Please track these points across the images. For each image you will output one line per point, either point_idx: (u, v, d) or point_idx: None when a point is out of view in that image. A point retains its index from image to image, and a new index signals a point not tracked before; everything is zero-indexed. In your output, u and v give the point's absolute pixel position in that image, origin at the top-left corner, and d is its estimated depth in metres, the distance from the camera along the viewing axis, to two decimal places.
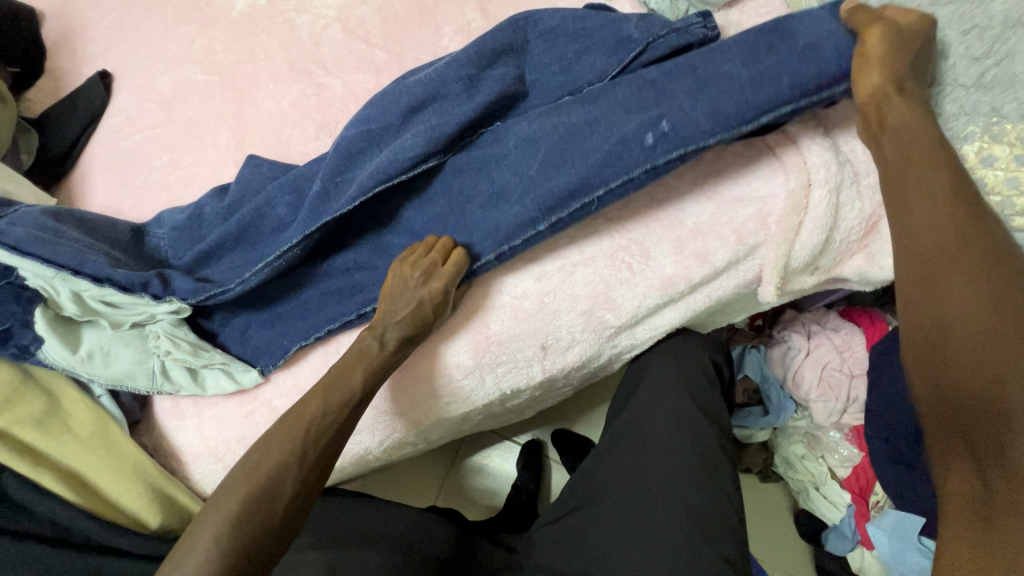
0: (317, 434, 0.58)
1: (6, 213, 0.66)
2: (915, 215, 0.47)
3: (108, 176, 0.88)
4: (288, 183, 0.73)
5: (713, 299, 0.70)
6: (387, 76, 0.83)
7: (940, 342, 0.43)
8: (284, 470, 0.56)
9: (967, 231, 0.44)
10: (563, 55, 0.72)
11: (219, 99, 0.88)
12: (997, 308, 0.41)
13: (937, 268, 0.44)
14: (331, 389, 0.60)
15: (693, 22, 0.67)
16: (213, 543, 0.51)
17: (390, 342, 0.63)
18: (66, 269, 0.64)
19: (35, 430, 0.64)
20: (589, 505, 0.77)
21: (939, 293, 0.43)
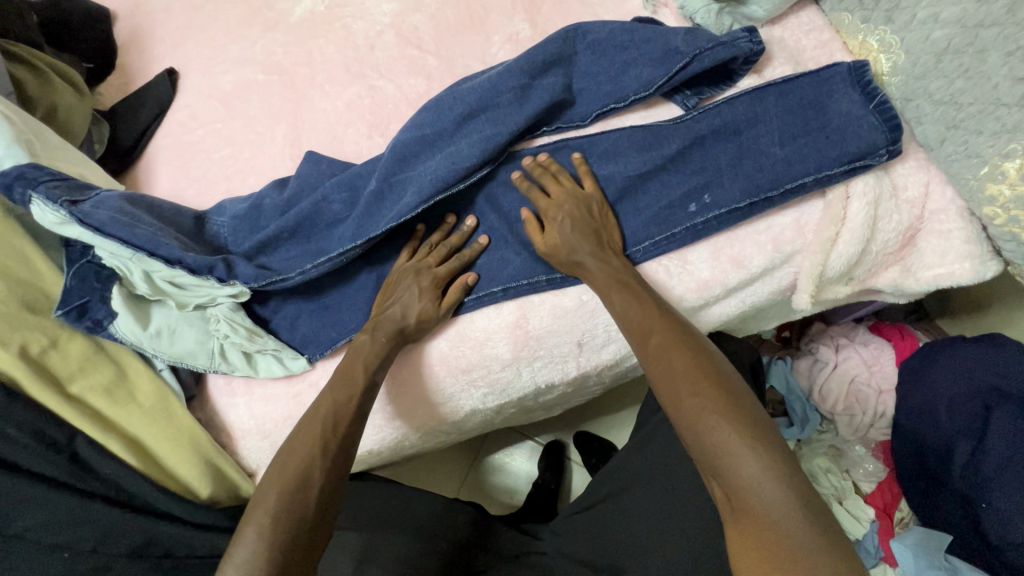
0: (333, 424, 0.61)
1: (89, 195, 0.71)
2: (625, 323, 0.62)
3: (172, 167, 0.93)
4: (345, 181, 0.78)
5: (747, 304, 0.72)
6: (437, 81, 0.87)
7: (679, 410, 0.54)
8: (309, 464, 0.59)
9: (668, 319, 0.60)
10: (610, 66, 0.76)
11: (278, 98, 0.93)
12: (703, 374, 0.54)
13: (668, 370, 0.56)
14: (339, 384, 0.64)
15: (740, 37, 0.70)
16: (258, 536, 0.54)
17: (381, 335, 0.68)
18: (141, 251, 0.68)
19: (105, 399, 0.68)
20: (615, 498, 0.79)
21: (663, 366, 0.56)
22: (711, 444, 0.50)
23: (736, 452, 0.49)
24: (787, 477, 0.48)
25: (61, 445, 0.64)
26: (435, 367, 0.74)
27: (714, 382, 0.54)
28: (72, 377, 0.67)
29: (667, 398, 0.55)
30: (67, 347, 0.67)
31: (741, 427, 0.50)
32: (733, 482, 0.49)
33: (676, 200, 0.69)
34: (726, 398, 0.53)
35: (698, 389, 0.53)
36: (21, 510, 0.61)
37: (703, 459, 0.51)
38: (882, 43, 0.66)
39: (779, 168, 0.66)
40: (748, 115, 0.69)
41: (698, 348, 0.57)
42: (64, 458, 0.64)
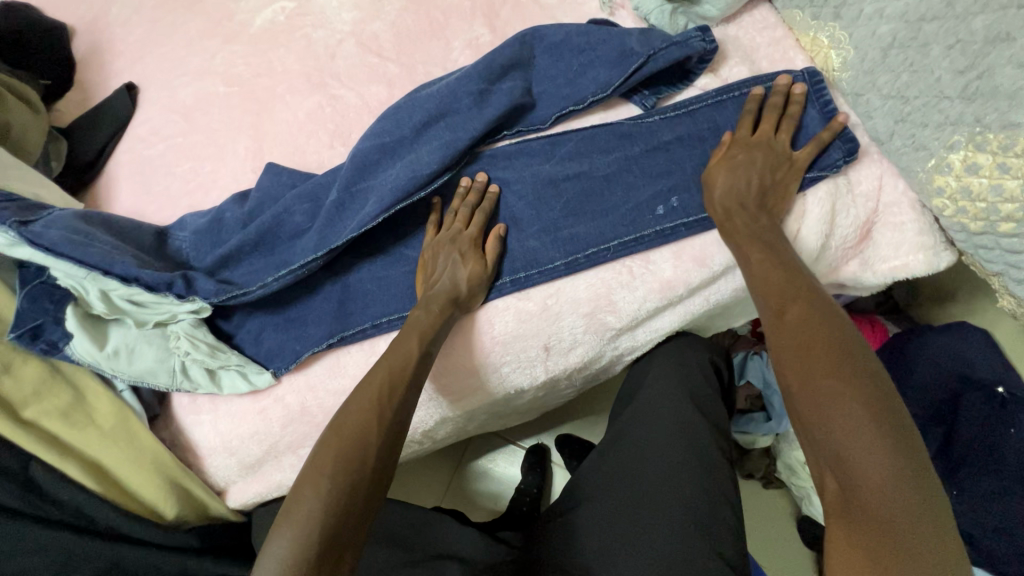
0: (391, 387, 0.61)
1: (41, 214, 0.69)
2: (762, 292, 0.57)
3: (133, 183, 0.92)
4: (305, 192, 0.77)
5: (712, 302, 0.72)
6: (398, 88, 0.87)
7: (795, 388, 0.50)
8: (368, 422, 0.58)
9: (796, 289, 0.55)
10: (568, 69, 0.76)
11: (239, 110, 0.92)
12: (820, 352, 0.50)
13: (797, 347, 0.51)
14: (394, 350, 0.64)
15: (692, 36, 0.69)
16: (319, 491, 0.53)
17: (432, 306, 0.67)
18: (96, 270, 0.67)
19: (61, 422, 0.66)
20: (592, 500, 0.77)
21: (789, 338, 0.52)
22: (829, 426, 0.46)
23: (861, 441, 0.44)
24: (918, 475, 0.43)
25: (15, 471, 0.63)
26: None
27: (840, 358, 0.49)
28: (26, 401, 0.65)
29: (790, 375, 0.50)
30: (21, 370, 0.66)
31: (861, 410, 0.45)
32: (848, 471, 0.44)
33: (643, 202, 0.71)
34: (868, 387, 0.47)
35: (817, 367, 0.49)
36: None
37: (820, 446, 0.47)
38: (832, 39, 0.67)
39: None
40: (702, 123, 0.72)
41: (830, 322, 0.52)
42: (19, 485, 0.63)
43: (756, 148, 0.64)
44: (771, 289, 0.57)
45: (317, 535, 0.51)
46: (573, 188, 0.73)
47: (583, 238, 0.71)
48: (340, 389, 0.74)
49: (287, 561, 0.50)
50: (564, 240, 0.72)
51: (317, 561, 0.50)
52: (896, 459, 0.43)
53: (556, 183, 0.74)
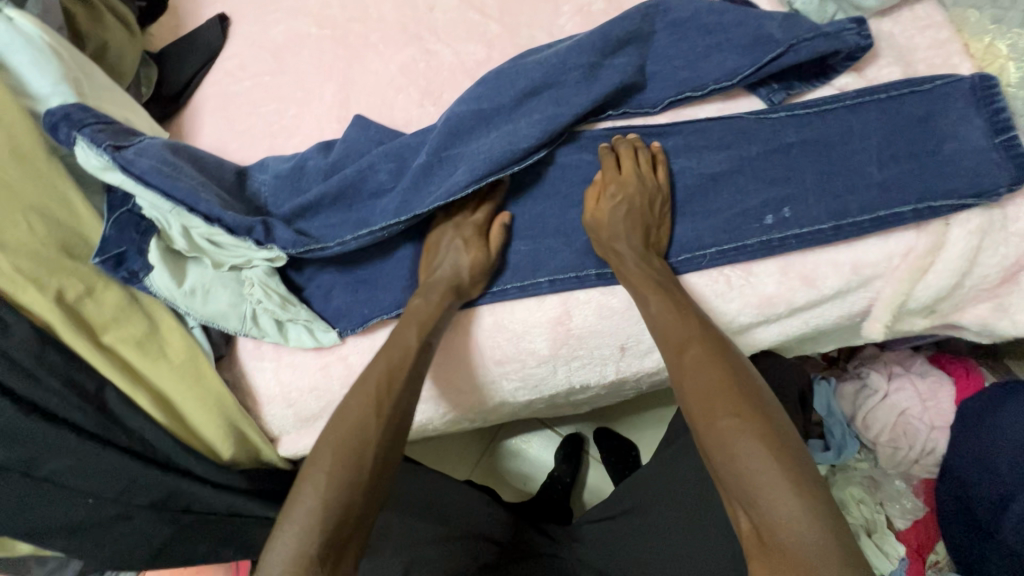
0: (388, 383, 0.60)
1: (133, 140, 0.68)
2: (660, 336, 0.59)
3: (217, 118, 0.91)
4: (392, 150, 0.74)
5: (811, 326, 0.66)
6: (497, 50, 0.82)
7: (706, 432, 0.52)
8: (365, 418, 0.57)
9: (684, 332, 0.58)
10: (691, 49, 0.69)
11: (330, 55, 0.89)
12: (729, 396, 0.52)
13: (699, 389, 0.54)
14: (390, 347, 0.63)
15: (846, 28, 0.63)
16: (318, 492, 0.53)
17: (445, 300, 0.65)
18: (181, 205, 0.66)
19: (136, 351, 0.67)
20: (641, 510, 0.78)
21: (692, 386, 0.54)
22: (739, 469, 0.48)
23: (771, 483, 0.47)
24: (811, 508, 0.46)
25: (91, 394, 0.64)
26: (466, 352, 0.70)
27: (724, 401, 0.52)
28: (106, 326, 0.66)
29: (697, 417, 0.53)
30: (102, 296, 0.66)
31: (767, 453, 0.48)
32: (758, 511, 0.47)
33: (751, 208, 0.64)
34: (736, 424, 0.50)
35: (721, 414, 0.51)
36: (48, 455, 0.62)
37: (730, 483, 0.49)
38: (1014, 49, 0.59)
39: (871, 193, 0.60)
40: (837, 124, 0.64)
41: (725, 367, 0.55)
42: (94, 409, 0.64)
43: (635, 181, 0.64)
44: (662, 324, 0.60)
45: (321, 531, 0.51)
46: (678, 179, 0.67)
47: (672, 238, 0.65)
48: None
49: (294, 557, 0.51)
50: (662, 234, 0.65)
51: (320, 557, 0.51)
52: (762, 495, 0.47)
53: None
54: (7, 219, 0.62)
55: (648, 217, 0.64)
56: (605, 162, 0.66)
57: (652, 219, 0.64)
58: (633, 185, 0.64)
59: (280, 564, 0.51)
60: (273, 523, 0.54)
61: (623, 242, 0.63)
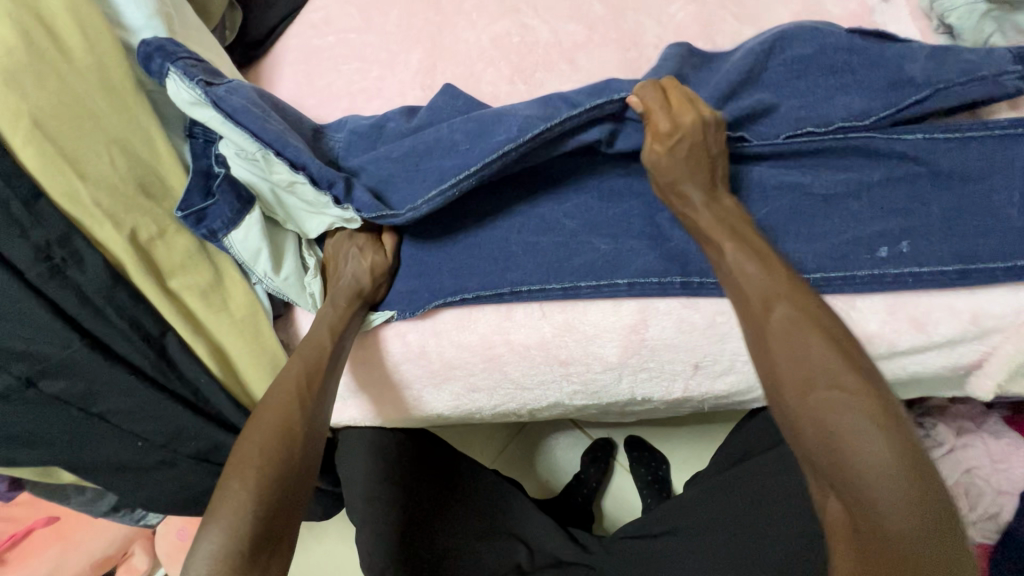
0: (310, 380, 0.60)
1: (224, 80, 0.66)
2: (740, 295, 0.53)
3: (297, 71, 0.88)
4: (479, 118, 0.66)
5: (909, 372, 0.61)
6: (599, 33, 0.77)
7: (800, 404, 0.46)
8: (287, 414, 0.57)
9: (775, 287, 0.51)
10: (818, 57, 0.63)
11: (419, 18, 0.85)
12: (831, 365, 0.46)
13: (792, 355, 0.48)
14: (305, 345, 0.63)
15: (1006, 74, 0.58)
16: (252, 490, 0.51)
17: (340, 300, 0.67)
18: (269, 148, 0.63)
19: (199, 300, 0.65)
20: (689, 533, 0.73)
21: (783, 351, 0.48)
22: (843, 448, 0.43)
23: (882, 465, 0.41)
24: (924, 491, 0.41)
25: (153, 338, 0.63)
26: (531, 347, 0.67)
27: (825, 369, 0.46)
28: (172, 271, 0.64)
29: (788, 388, 0.47)
30: (173, 240, 0.64)
31: (877, 431, 0.42)
32: (861, 494, 0.42)
33: (864, 238, 0.58)
34: (840, 405, 0.44)
35: (818, 384, 0.46)
36: (106, 393, 0.61)
37: (825, 465, 0.44)
38: None
39: (1009, 240, 0.55)
40: (978, 157, 0.57)
41: (823, 331, 0.48)
42: (154, 353, 0.63)
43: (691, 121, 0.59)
44: (746, 279, 0.53)
45: (246, 532, 0.50)
46: (786, 194, 0.61)
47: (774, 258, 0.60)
48: (465, 343, 0.69)
49: (217, 554, 0.49)
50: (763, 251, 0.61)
51: (250, 552, 0.49)
52: (875, 476, 0.41)
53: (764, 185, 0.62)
54: (90, 149, 0.60)
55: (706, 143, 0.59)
56: (647, 103, 0.60)
57: (710, 148, 0.59)
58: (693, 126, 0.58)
59: (203, 562, 0.49)
60: (201, 517, 0.51)
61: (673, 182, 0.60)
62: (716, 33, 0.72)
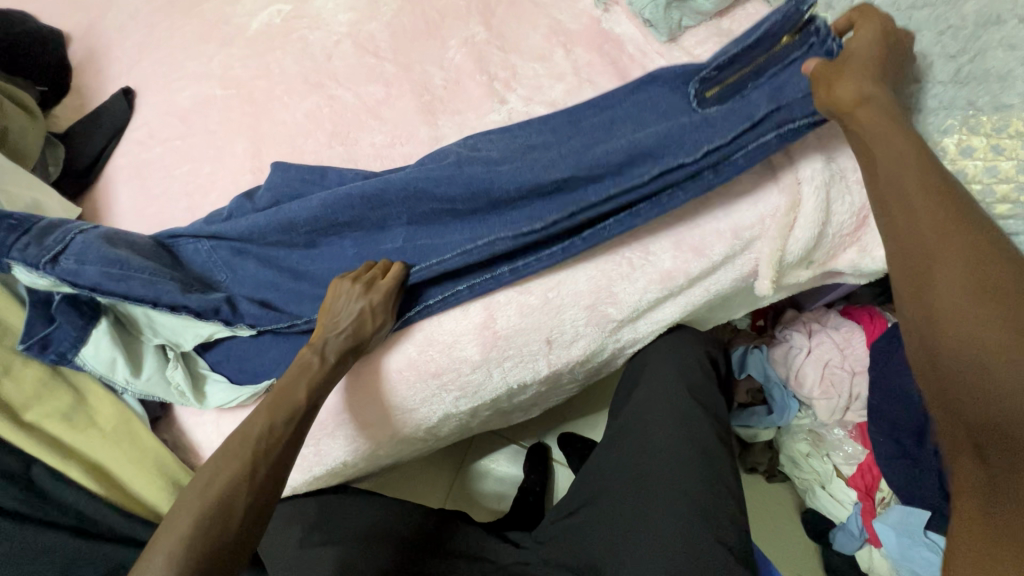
0: (266, 447, 0.58)
1: (64, 242, 0.66)
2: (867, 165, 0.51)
3: (131, 186, 0.92)
4: (317, 229, 0.71)
5: (712, 293, 0.72)
6: (395, 87, 0.87)
7: (917, 290, 0.44)
8: (235, 488, 0.55)
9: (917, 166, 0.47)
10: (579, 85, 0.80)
11: (237, 112, 0.92)
12: (955, 276, 0.42)
13: (911, 237, 0.45)
14: (277, 403, 0.61)
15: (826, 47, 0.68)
16: (169, 564, 0.49)
17: (330, 355, 0.65)
18: (145, 303, 0.66)
19: (62, 424, 0.67)
20: (596, 500, 0.77)
21: (908, 240, 0.45)
22: (945, 351, 0.41)
23: (1005, 386, 0.37)
24: None
25: (17, 472, 0.63)
26: (402, 370, 0.73)
27: (965, 275, 0.41)
28: (27, 403, 0.65)
29: (909, 290, 0.44)
30: (22, 372, 0.66)
31: (993, 326, 0.39)
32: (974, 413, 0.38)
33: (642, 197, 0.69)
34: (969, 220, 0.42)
35: (937, 283, 0.43)
36: None
37: (926, 366, 0.42)
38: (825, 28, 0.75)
39: None
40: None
41: (974, 244, 0.43)
42: (20, 487, 0.63)
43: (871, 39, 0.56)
44: (869, 148, 0.50)
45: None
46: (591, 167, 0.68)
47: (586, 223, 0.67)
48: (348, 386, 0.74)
49: None
50: None
51: None
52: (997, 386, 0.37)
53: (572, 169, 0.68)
54: None
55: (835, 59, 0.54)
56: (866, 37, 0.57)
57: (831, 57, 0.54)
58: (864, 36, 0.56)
59: None
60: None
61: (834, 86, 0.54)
62: (489, 64, 0.85)
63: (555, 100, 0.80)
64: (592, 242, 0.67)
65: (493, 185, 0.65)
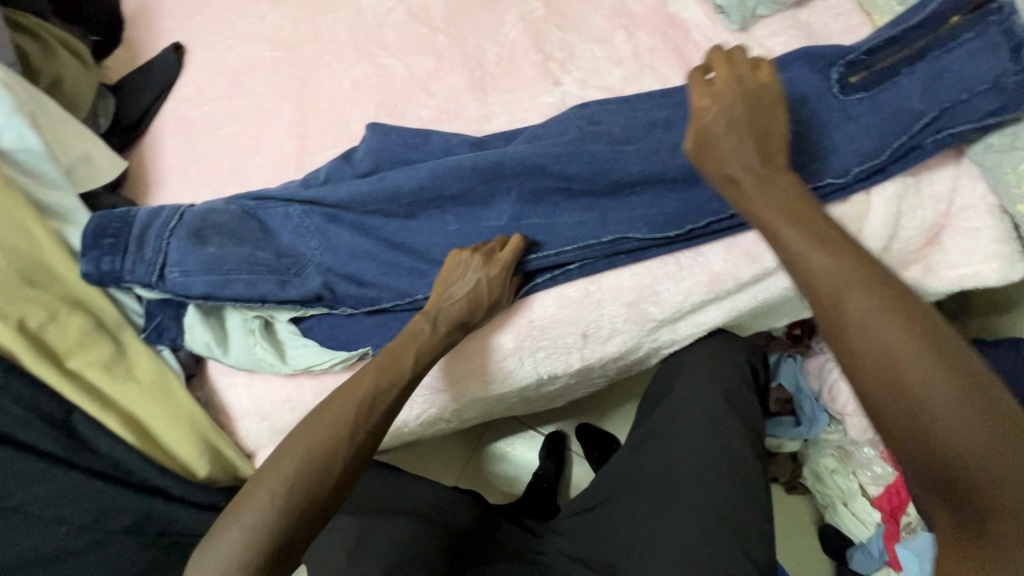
0: (368, 410, 0.59)
1: (166, 252, 0.69)
2: (813, 241, 0.47)
3: (177, 143, 0.92)
4: (419, 201, 0.71)
5: (759, 300, 0.70)
6: (447, 60, 0.84)
7: (887, 380, 0.41)
8: (336, 445, 0.56)
9: (858, 258, 0.45)
10: (638, 70, 0.77)
11: (284, 76, 0.91)
12: (944, 373, 0.39)
13: (874, 344, 0.42)
14: (385, 368, 0.61)
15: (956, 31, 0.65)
16: (271, 503, 0.52)
17: (441, 327, 0.64)
18: (252, 303, 0.69)
19: (102, 374, 0.67)
20: (616, 499, 0.77)
21: (872, 340, 0.42)
22: (941, 451, 0.38)
23: (1020, 501, 0.37)
24: None
25: (59, 418, 0.65)
26: None
27: (943, 373, 0.39)
28: (70, 351, 0.66)
29: (875, 391, 0.41)
30: (66, 321, 0.67)
31: (981, 436, 0.38)
32: (984, 508, 0.37)
33: (701, 202, 0.67)
34: (882, 337, 0.41)
35: (915, 383, 0.40)
36: (16, 484, 0.61)
37: (922, 467, 0.39)
38: None
39: (804, 170, 0.64)
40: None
41: (955, 356, 0.40)
42: (60, 433, 0.65)
43: (729, 93, 0.56)
44: (807, 264, 0.46)
45: (255, 557, 0.50)
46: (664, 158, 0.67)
47: (656, 219, 0.67)
48: None
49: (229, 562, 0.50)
50: (623, 211, 0.68)
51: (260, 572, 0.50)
52: (1008, 501, 0.37)
53: (641, 161, 0.67)
54: None
55: (754, 121, 0.55)
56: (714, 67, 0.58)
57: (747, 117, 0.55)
58: (722, 90, 0.56)
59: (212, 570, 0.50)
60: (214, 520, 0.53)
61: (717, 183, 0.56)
62: (546, 43, 0.81)
63: (612, 86, 0.77)
64: (675, 243, 0.68)
65: (617, 167, 0.67)
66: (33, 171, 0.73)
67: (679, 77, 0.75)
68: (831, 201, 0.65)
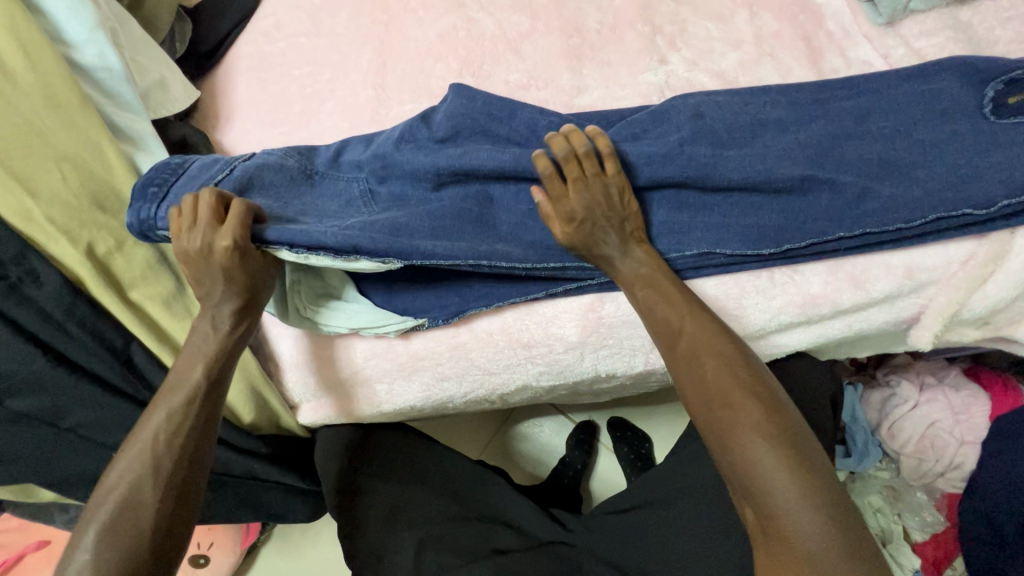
0: (165, 443, 0.56)
1: None
2: (656, 286, 0.59)
3: (250, 78, 0.88)
4: (499, 174, 0.66)
5: (854, 330, 0.64)
6: (543, 21, 0.78)
7: (694, 400, 0.54)
8: (136, 481, 0.54)
9: (691, 305, 0.58)
10: (758, 58, 0.69)
11: (367, 19, 0.86)
12: (731, 391, 0.52)
13: (702, 379, 0.54)
14: (171, 392, 0.58)
15: None
16: (95, 546, 0.51)
17: (579, 212, 0.59)
18: (281, 248, 0.61)
19: (162, 310, 0.66)
20: (667, 505, 0.74)
21: (693, 373, 0.54)
22: (742, 462, 0.49)
23: (789, 500, 0.47)
24: (826, 509, 0.46)
25: (118, 349, 0.65)
26: (494, 333, 0.69)
27: (738, 394, 0.52)
28: (133, 283, 0.65)
29: (697, 409, 0.53)
30: (132, 252, 0.65)
31: (783, 454, 0.48)
32: (763, 503, 0.48)
33: (812, 215, 0.60)
34: (752, 451, 0.49)
35: (725, 403, 0.52)
36: (75, 406, 0.63)
37: (731, 472, 0.50)
38: None
39: (937, 197, 0.57)
40: (886, 120, 0.61)
41: (748, 379, 0.53)
42: (119, 363, 0.65)
43: (587, 194, 0.59)
44: (657, 315, 0.58)
45: None
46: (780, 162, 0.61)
47: (759, 228, 0.61)
48: (438, 333, 0.70)
49: None
50: (723, 213, 0.62)
51: None
52: (772, 500, 0.47)
53: (751, 164, 0.61)
54: (42, 168, 0.62)
55: (611, 212, 0.60)
56: (543, 169, 0.60)
57: (620, 212, 0.60)
58: (578, 192, 0.59)
59: None
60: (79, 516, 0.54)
61: (648, 325, 0.59)
62: (655, 14, 0.74)
63: (724, 72, 0.70)
64: (786, 254, 0.61)
65: (713, 173, 0.61)
66: (111, 92, 0.70)
67: (804, 72, 0.68)
68: (960, 235, 0.59)
